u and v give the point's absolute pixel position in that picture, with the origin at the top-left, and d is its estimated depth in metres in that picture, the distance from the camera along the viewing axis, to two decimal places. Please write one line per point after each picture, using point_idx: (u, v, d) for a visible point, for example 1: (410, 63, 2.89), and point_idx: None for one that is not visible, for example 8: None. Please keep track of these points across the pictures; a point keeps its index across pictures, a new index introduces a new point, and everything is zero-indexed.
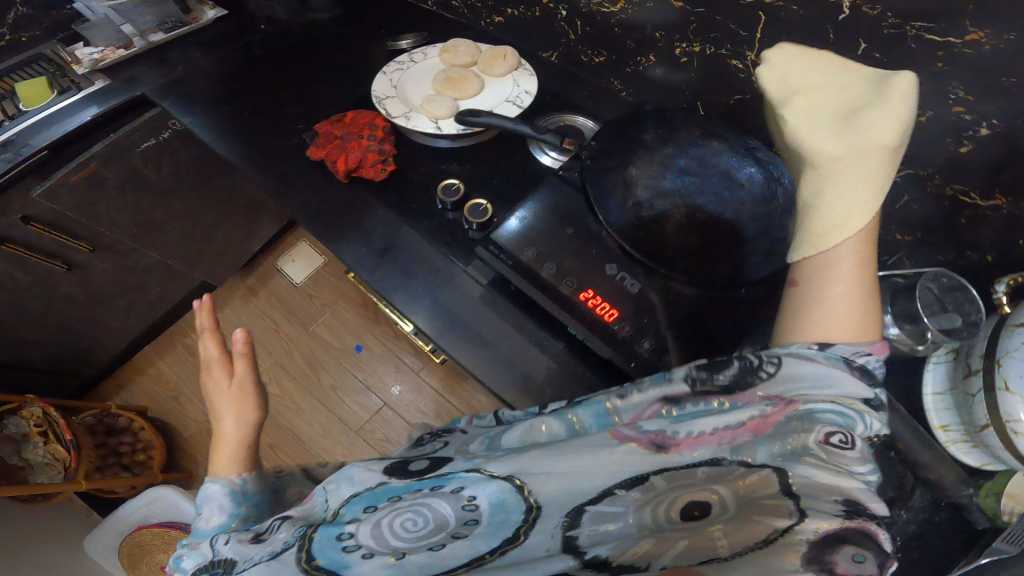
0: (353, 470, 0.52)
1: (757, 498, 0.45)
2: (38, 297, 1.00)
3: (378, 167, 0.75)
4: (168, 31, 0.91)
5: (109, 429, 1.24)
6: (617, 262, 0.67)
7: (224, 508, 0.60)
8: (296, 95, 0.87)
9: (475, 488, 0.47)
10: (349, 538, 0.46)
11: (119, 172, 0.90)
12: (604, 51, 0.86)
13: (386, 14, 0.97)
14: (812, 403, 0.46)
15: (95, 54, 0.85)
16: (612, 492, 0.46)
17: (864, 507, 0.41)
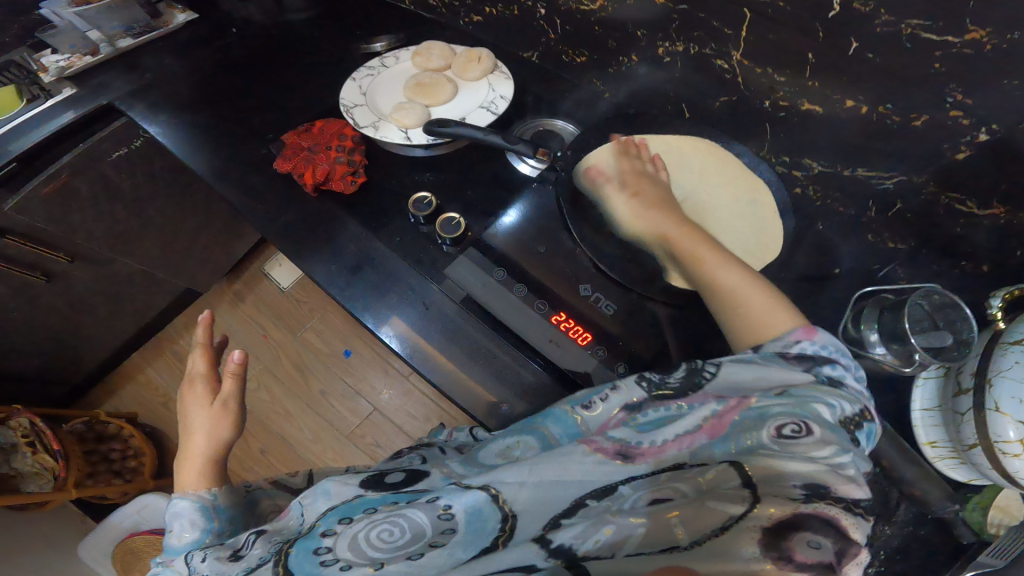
0: (328, 483, 0.50)
1: (718, 489, 0.37)
2: (20, 308, 1.00)
3: (348, 179, 0.73)
4: (136, 36, 0.88)
5: (99, 435, 1.23)
6: (591, 282, 0.65)
7: (196, 524, 0.53)
8: (267, 101, 0.84)
9: (452, 498, 0.43)
10: (326, 552, 0.42)
11: (92, 182, 0.89)
12: (586, 51, 0.82)
13: (362, 14, 0.94)
14: (760, 398, 0.42)
15: (60, 61, 0.82)
16: (584, 502, 0.41)
17: (830, 490, 0.35)
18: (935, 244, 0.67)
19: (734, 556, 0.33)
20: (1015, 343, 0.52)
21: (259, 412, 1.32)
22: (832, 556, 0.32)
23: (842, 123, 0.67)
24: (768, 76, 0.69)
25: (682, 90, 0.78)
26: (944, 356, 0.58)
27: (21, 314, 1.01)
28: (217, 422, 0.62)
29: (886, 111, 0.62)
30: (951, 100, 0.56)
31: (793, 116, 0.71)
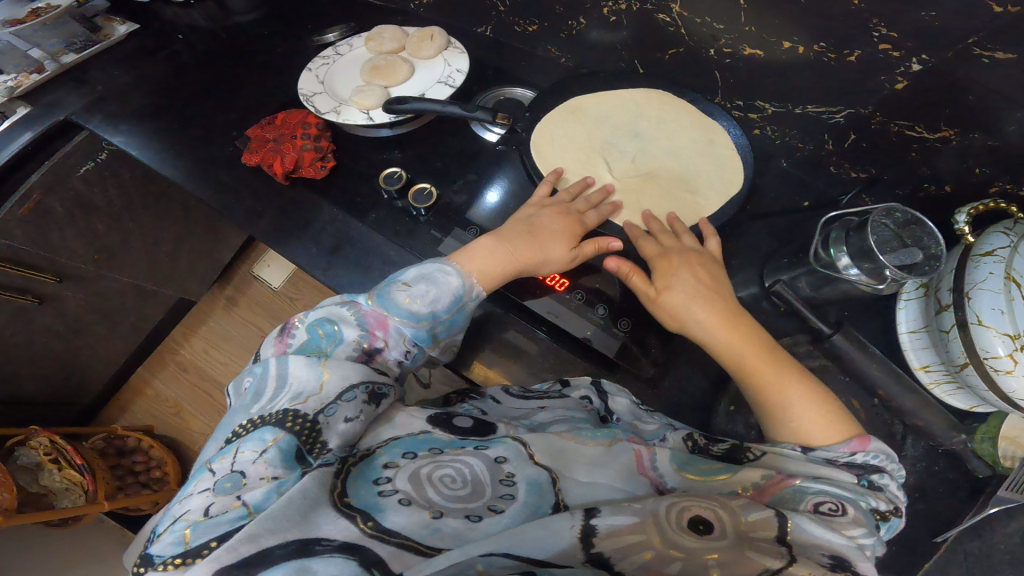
0: (393, 415, 0.54)
1: (753, 535, 0.42)
2: (18, 333, 1.02)
3: (317, 164, 0.75)
4: (78, 50, 0.90)
5: (120, 450, 1.28)
6: None
7: (434, 305, 0.57)
8: (227, 100, 0.86)
9: (516, 466, 0.50)
10: (385, 485, 0.46)
11: (65, 199, 0.91)
12: (536, 19, 0.84)
13: (313, 8, 0.96)
14: (810, 481, 0.47)
15: (8, 82, 0.84)
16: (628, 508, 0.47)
17: (852, 564, 0.40)
18: (905, 169, 0.67)
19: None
20: (986, 255, 0.56)
21: None
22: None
23: (780, 61, 0.69)
24: (708, 25, 0.71)
25: (634, 47, 0.80)
26: (916, 271, 0.59)
27: (19, 338, 1.03)
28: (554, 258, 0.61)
29: (820, 49, 0.65)
30: (878, 33, 0.59)
31: (738, 62, 0.73)
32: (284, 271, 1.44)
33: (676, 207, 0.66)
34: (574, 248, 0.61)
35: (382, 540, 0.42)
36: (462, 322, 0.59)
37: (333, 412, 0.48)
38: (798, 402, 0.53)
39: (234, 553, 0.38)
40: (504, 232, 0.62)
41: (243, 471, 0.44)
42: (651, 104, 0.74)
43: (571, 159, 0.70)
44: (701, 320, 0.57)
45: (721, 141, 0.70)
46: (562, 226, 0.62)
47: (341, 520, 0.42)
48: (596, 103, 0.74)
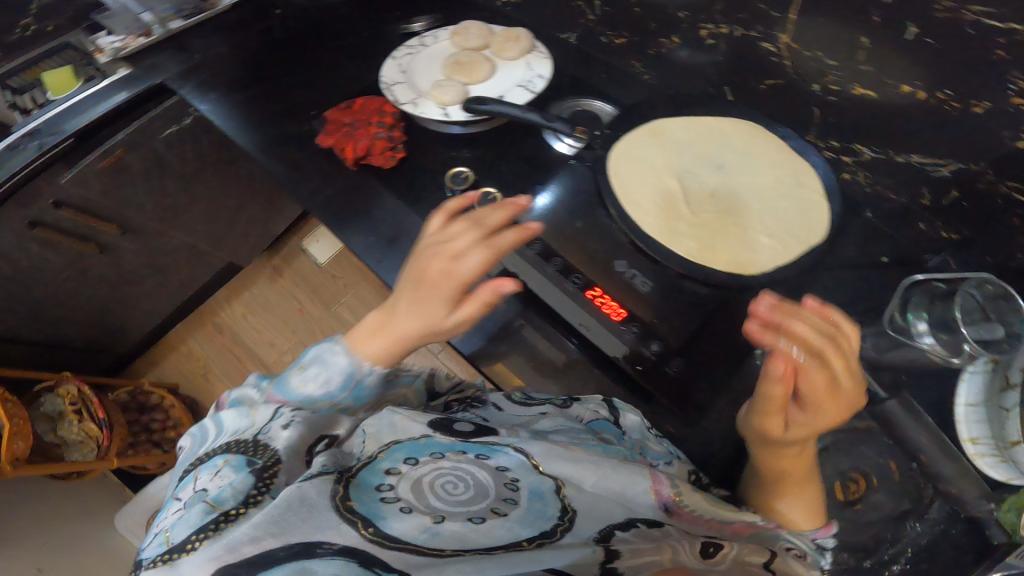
0: (394, 415, 0.52)
1: (746, 563, 0.47)
2: (75, 279, 1.09)
3: (387, 154, 0.75)
4: (184, 18, 0.99)
5: (141, 405, 1.31)
6: (628, 258, 0.63)
7: (329, 382, 0.56)
8: (312, 82, 0.91)
9: (519, 472, 0.49)
10: (389, 492, 0.44)
11: (143, 158, 0.98)
12: (626, 32, 0.82)
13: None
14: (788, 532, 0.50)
15: (117, 42, 0.94)
16: (636, 524, 0.48)
17: None
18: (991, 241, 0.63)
19: None
20: None
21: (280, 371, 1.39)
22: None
23: (895, 109, 0.63)
24: (818, 60, 0.66)
25: (727, 75, 0.76)
26: (995, 349, 0.55)
27: (75, 283, 1.10)
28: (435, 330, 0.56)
29: (943, 97, 0.58)
30: (1015, 87, 0.53)
31: (843, 101, 0.67)
32: (330, 248, 1.46)
33: (754, 249, 0.62)
34: (453, 314, 0.56)
35: (383, 547, 0.40)
36: (369, 393, 0.58)
37: (270, 427, 0.50)
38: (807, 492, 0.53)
39: (236, 553, 0.38)
40: (388, 307, 0.59)
41: (212, 493, 0.43)
42: (741, 135, 0.70)
43: (651, 176, 0.66)
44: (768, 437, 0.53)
45: (810, 183, 0.66)
46: (431, 300, 0.56)
47: (342, 526, 0.40)
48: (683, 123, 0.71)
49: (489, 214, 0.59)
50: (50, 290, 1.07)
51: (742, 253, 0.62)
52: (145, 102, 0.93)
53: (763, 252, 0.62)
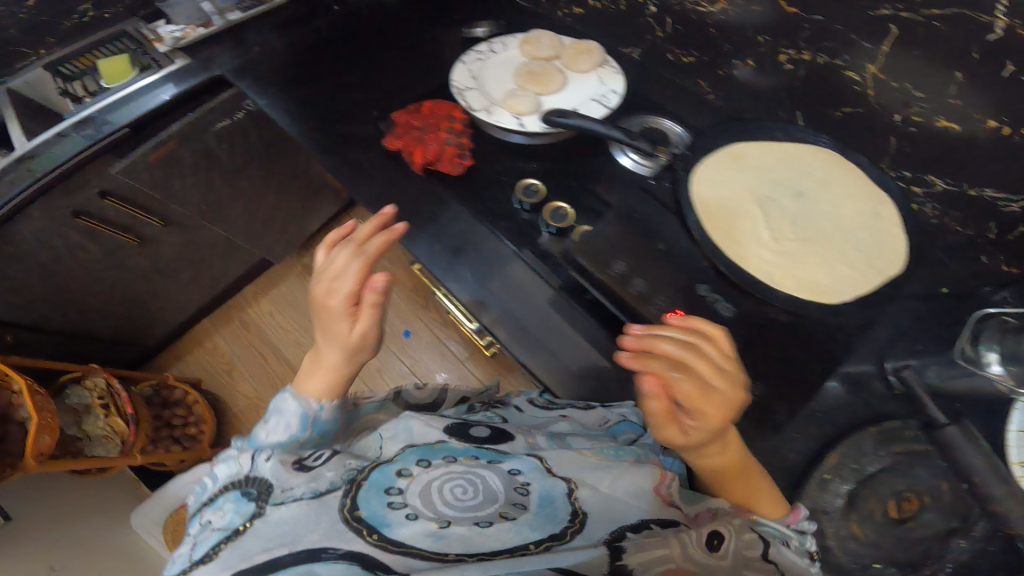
0: (414, 423, 0.61)
1: (750, 556, 0.47)
2: (112, 267, 1.12)
3: (455, 161, 0.74)
4: (243, 10, 1.05)
5: (165, 400, 1.29)
6: (710, 283, 0.62)
7: (291, 427, 0.61)
8: (374, 83, 0.92)
9: (530, 477, 0.56)
10: (397, 495, 0.50)
11: (195, 150, 1.01)
12: (696, 52, 0.82)
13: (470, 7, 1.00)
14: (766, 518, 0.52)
15: (177, 32, 1.01)
16: (648, 525, 0.51)
17: None
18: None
19: None
20: None
21: None
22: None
23: (979, 143, 0.63)
24: (904, 90, 0.65)
25: (802, 99, 0.76)
26: None
27: (112, 272, 1.13)
28: (354, 350, 0.65)
29: None
30: None
31: (925, 133, 0.67)
32: None
33: (834, 278, 0.63)
34: (356, 331, 0.65)
35: (384, 550, 0.45)
36: (330, 425, 0.64)
37: (260, 458, 0.54)
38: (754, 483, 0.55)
39: (250, 561, 0.44)
40: (319, 351, 0.67)
41: (219, 517, 0.48)
42: (815, 158, 0.71)
43: (733, 199, 0.68)
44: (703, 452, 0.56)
45: (881, 213, 0.67)
46: (337, 328, 0.64)
47: (349, 533, 0.46)
48: (757, 146, 0.72)
49: (358, 231, 0.68)
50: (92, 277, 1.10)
51: (821, 279, 0.63)
52: (200, 92, 1.00)
53: (843, 279, 0.63)
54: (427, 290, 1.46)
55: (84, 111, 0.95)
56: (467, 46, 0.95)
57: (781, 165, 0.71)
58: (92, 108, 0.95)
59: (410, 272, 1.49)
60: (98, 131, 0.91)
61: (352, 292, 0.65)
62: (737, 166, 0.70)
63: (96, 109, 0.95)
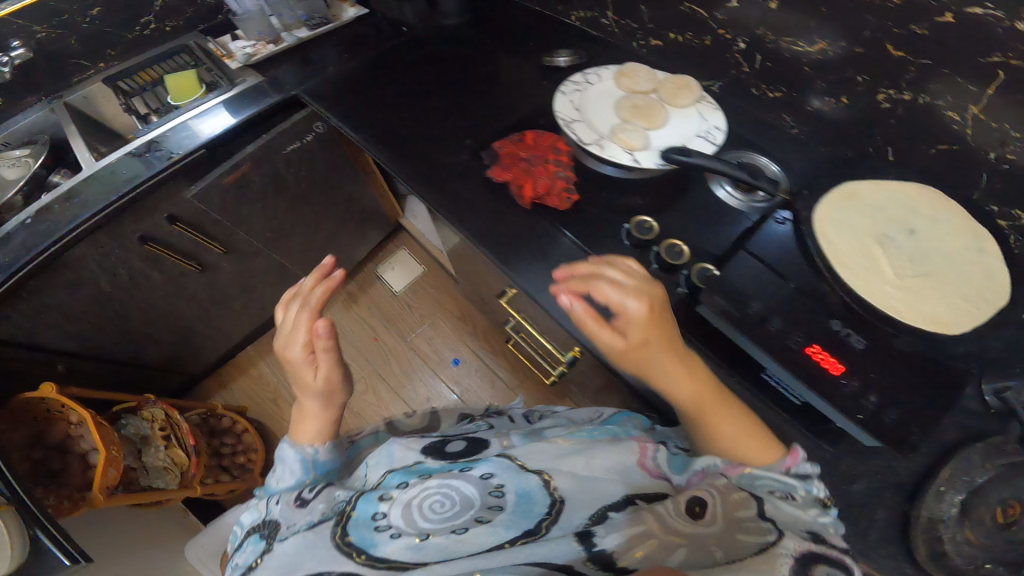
0: (396, 449, 0.70)
1: (741, 520, 0.49)
2: (173, 297, 1.13)
3: (563, 195, 0.75)
4: (312, 27, 1.09)
5: (212, 429, 1.28)
6: (842, 318, 0.66)
7: (294, 472, 0.73)
8: (461, 108, 0.92)
9: (504, 477, 0.61)
10: (382, 519, 0.56)
11: (265, 175, 1.01)
12: (786, 88, 0.87)
13: (549, 40, 1.03)
14: (759, 471, 0.56)
15: (248, 47, 1.05)
16: (634, 501, 0.56)
17: (826, 538, 0.49)
18: None
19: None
20: None
21: (357, 402, 1.38)
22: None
23: None
24: (1002, 130, 0.69)
25: (895, 137, 0.80)
26: None
27: (172, 302, 1.14)
28: (326, 400, 0.77)
29: None
30: None
31: (1018, 170, 0.71)
32: (408, 276, 1.52)
33: (948, 310, 0.67)
34: (320, 387, 0.75)
35: (373, 566, 0.52)
36: (329, 461, 0.77)
37: (271, 508, 0.67)
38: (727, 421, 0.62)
39: None
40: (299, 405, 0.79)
41: (244, 563, 0.61)
42: (918, 198, 0.76)
43: (855, 238, 0.72)
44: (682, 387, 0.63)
45: (985, 248, 0.70)
46: (301, 384, 0.75)
47: (340, 557, 0.53)
48: (868, 186, 0.77)
49: (304, 286, 0.78)
50: (150, 299, 1.09)
51: (934, 311, 0.67)
52: (274, 113, 1.01)
53: (961, 310, 0.67)
54: (475, 317, 1.48)
55: (156, 129, 0.96)
56: (547, 74, 0.96)
57: (890, 205, 0.75)
58: (162, 128, 0.96)
59: (458, 298, 1.51)
60: (178, 153, 0.93)
61: (293, 356, 0.75)
62: (850, 208, 0.74)
63: (167, 129, 0.96)
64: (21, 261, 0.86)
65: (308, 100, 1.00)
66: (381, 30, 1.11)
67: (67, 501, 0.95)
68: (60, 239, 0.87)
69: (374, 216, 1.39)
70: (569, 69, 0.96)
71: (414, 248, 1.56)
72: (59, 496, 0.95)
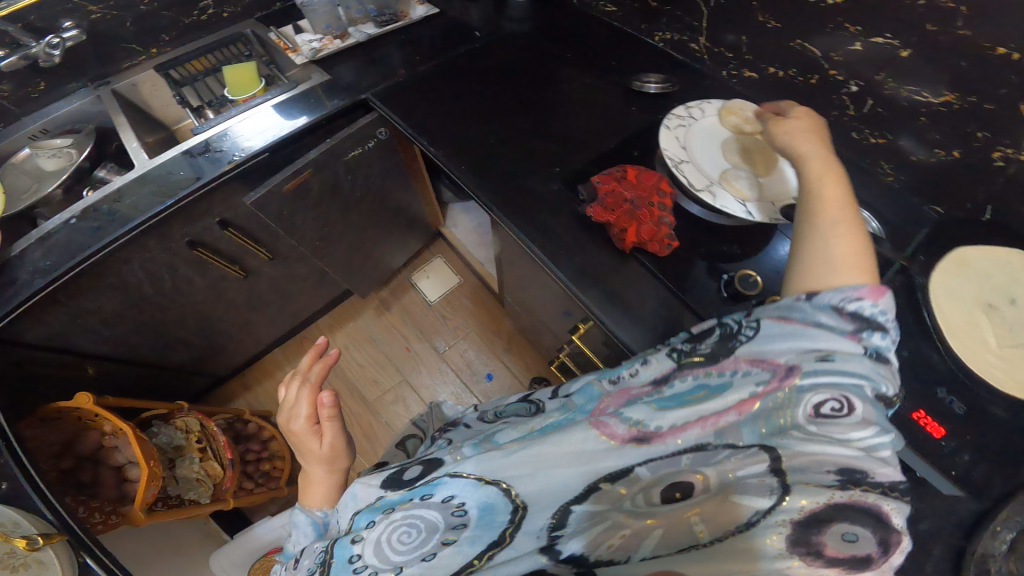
0: (355, 485, 0.56)
1: (742, 478, 0.39)
2: (209, 300, 1.08)
3: (663, 241, 0.69)
4: (382, 25, 1.03)
5: (238, 435, 1.21)
6: (948, 385, 0.63)
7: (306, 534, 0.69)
8: (542, 127, 0.87)
9: (465, 496, 0.46)
10: (358, 560, 0.47)
11: (324, 181, 0.95)
12: (892, 134, 0.85)
13: (635, 59, 0.98)
14: (807, 372, 0.41)
15: (315, 43, 1.01)
16: (597, 488, 0.44)
17: (865, 476, 0.36)
18: None
19: (760, 555, 0.35)
20: None
21: (384, 413, 1.32)
22: (874, 546, 0.34)
23: None
24: None
25: (1003, 195, 0.76)
26: None
27: (207, 305, 1.09)
28: (333, 465, 0.72)
29: None
30: None
31: None
32: (444, 286, 1.46)
33: None
34: (326, 454, 0.71)
35: None
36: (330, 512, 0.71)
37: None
38: (835, 217, 0.55)
39: None
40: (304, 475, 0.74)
41: None
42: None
43: (955, 301, 0.67)
44: (816, 162, 0.61)
45: None
46: (305, 455, 0.71)
47: None
48: (975, 252, 0.71)
49: (300, 364, 0.77)
50: (184, 301, 1.04)
51: None
52: (336, 117, 0.96)
53: None
54: (511, 331, 1.42)
55: (215, 125, 0.93)
56: (633, 98, 0.91)
57: (998, 270, 0.69)
58: (220, 126, 0.93)
59: (494, 310, 1.45)
60: (242, 156, 0.88)
61: (296, 427, 0.71)
62: (958, 274, 0.69)
63: (223, 129, 0.93)
64: (62, 268, 0.81)
65: (376, 104, 0.94)
66: (449, 33, 1.04)
67: (98, 513, 0.90)
68: (107, 244, 0.83)
69: (417, 225, 1.32)
70: (657, 96, 0.90)
71: (450, 257, 1.51)
72: (89, 507, 0.90)
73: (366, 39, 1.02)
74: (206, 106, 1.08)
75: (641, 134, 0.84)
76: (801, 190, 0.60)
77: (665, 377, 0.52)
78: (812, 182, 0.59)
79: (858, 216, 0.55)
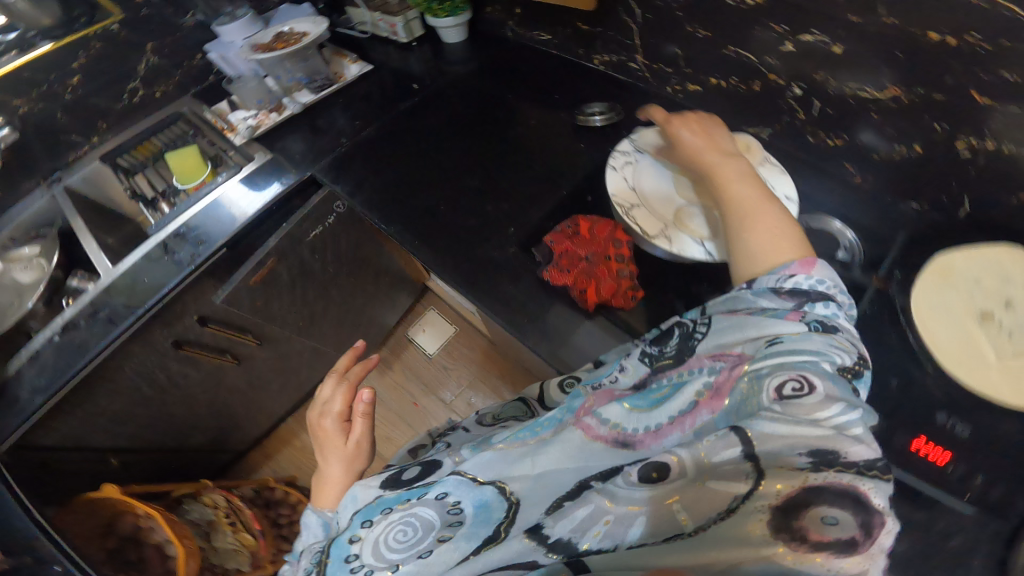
0: (354, 488, 0.55)
1: (716, 466, 0.37)
2: (209, 391, 1.10)
3: (628, 293, 0.70)
4: (315, 90, 1.04)
5: (267, 501, 1.27)
6: (945, 407, 0.61)
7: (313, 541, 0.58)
8: (494, 184, 0.86)
9: (459, 494, 0.48)
10: (354, 559, 0.46)
11: (291, 267, 0.95)
12: (848, 133, 0.79)
13: (576, 89, 0.97)
14: (756, 360, 0.43)
15: (249, 119, 1.02)
16: (589, 484, 0.43)
17: (839, 456, 0.35)
18: None
19: (745, 541, 0.33)
20: None
21: None
22: (855, 530, 0.33)
23: None
24: None
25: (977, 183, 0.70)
26: None
27: (206, 397, 1.11)
28: (352, 459, 0.63)
29: None
30: None
31: None
32: (441, 337, 1.49)
33: None
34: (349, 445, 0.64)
35: None
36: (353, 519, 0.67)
37: None
38: (745, 195, 0.61)
39: None
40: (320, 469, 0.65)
41: None
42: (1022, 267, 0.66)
43: (945, 319, 0.65)
44: (727, 167, 0.65)
45: None
46: (328, 444, 0.64)
47: None
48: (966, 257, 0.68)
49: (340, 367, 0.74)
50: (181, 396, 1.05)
51: None
52: (292, 196, 0.96)
53: None
54: (514, 370, 1.44)
55: (168, 223, 0.93)
56: (581, 134, 0.89)
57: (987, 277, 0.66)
58: (174, 222, 0.93)
59: (494, 354, 1.47)
60: (200, 256, 0.89)
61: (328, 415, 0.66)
62: (945, 288, 0.67)
63: (177, 226, 0.93)
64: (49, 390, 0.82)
65: (324, 180, 0.93)
66: (387, 89, 1.04)
67: None
68: (90, 361, 0.83)
69: (404, 283, 1.34)
70: (605, 128, 0.89)
71: (443, 307, 1.53)
72: None
73: (301, 108, 1.03)
74: (161, 198, 1.12)
75: (594, 176, 0.84)
76: (718, 187, 0.64)
77: (643, 382, 0.53)
78: (723, 181, 0.64)
79: (773, 202, 0.60)
